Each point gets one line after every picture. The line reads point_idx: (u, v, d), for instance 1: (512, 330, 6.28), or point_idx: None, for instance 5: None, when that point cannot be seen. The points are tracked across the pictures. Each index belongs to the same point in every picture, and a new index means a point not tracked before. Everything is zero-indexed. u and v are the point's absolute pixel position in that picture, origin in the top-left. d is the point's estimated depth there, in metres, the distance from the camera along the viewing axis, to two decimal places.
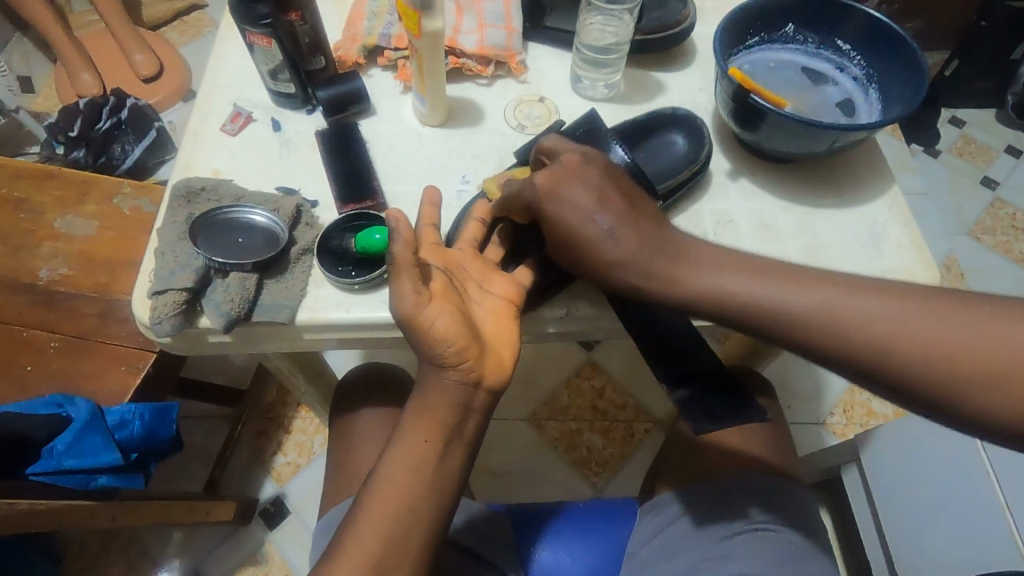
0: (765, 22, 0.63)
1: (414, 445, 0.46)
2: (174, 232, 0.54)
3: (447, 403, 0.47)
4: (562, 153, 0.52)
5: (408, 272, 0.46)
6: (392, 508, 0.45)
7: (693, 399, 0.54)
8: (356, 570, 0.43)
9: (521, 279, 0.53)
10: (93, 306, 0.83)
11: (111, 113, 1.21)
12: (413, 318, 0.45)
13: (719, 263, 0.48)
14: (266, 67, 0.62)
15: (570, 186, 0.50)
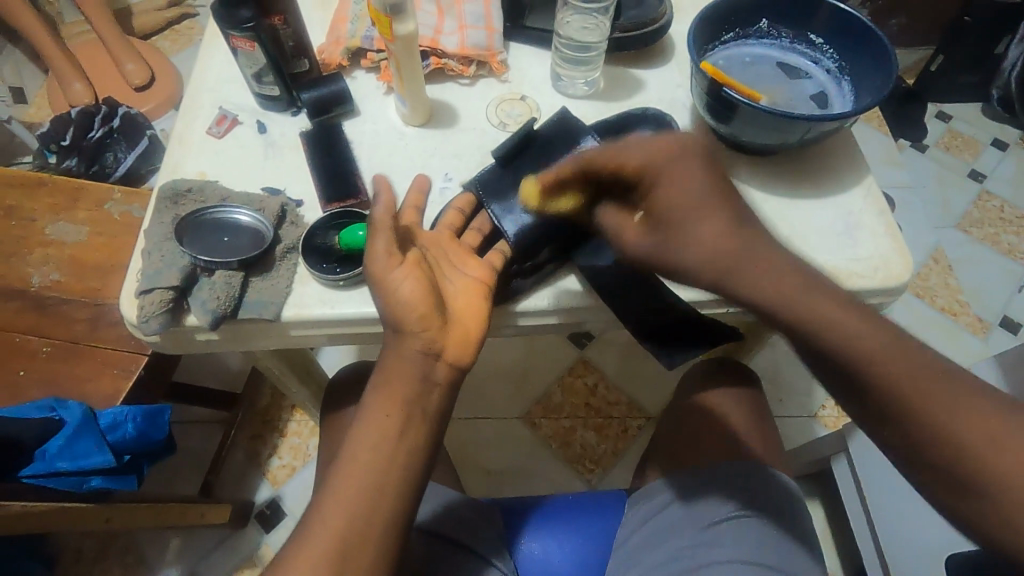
0: (738, 18, 0.64)
1: (377, 419, 0.47)
2: (161, 232, 0.55)
3: (408, 374, 0.47)
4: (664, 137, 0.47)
5: (384, 233, 0.49)
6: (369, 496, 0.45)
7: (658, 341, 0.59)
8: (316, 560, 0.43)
9: (492, 262, 0.53)
10: (85, 311, 0.84)
11: (104, 121, 1.23)
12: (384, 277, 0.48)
13: (836, 297, 0.43)
14: (250, 71, 0.63)
15: (671, 172, 0.46)
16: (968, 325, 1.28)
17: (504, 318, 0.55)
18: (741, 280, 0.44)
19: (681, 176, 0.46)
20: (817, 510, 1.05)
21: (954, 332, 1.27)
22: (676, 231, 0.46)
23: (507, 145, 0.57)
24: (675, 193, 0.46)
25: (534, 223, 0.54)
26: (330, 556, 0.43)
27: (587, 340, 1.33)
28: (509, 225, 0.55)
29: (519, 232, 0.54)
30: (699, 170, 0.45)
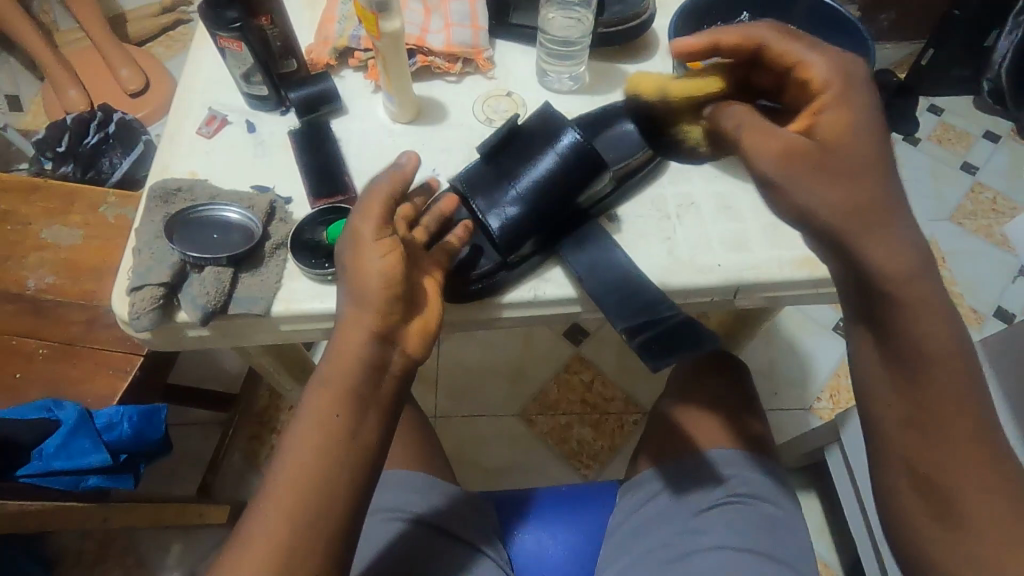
0: (720, 11, 0.65)
1: (324, 413, 0.45)
2: (152, 230, 0.56)
3: (357, 365, 0.45)
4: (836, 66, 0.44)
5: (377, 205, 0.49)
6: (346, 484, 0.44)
7: (650, 337, 0.53)
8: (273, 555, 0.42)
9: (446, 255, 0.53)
10: (80, 313, 0.85)
11: (99, 127, 1.24)
12: (363, 250, 0.47)
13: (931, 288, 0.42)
14: (239, 71, 0.64)
15: (851, 101, 0.43)
16: (960, 316, 1.29)
17: (487, 311, 0.56)
18: (874, 228, 0.40)
19: (858, 106, 0.43)
20: (812, 501, 1.06)
21: None
22: (853, 161, 0.41)
23: (497, 136, 0.55)
24: (838, 118, 0.42)
25: (520, 217, 0.53)
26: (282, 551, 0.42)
27: (583, 336, 1.33)
28: (494, 219, 0.53)
29: (506, 227, 0.53)
30: (873, 105, 0.43)
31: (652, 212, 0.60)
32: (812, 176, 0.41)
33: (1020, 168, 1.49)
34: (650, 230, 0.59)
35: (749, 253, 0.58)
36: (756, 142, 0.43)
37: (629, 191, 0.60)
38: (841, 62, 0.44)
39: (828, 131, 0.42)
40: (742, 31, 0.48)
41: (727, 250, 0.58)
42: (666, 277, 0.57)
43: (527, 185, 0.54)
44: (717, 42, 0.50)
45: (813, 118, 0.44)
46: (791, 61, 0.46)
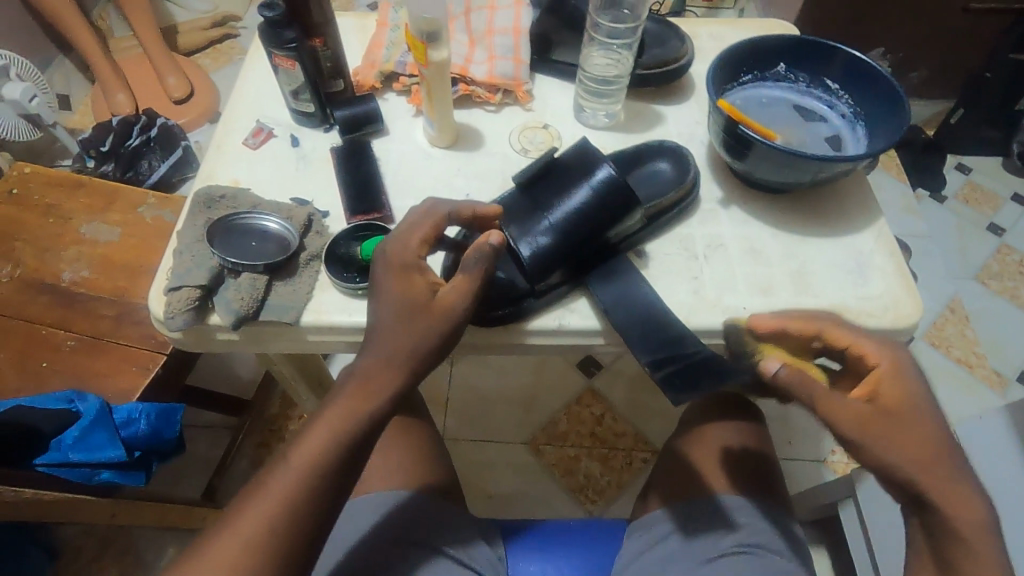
0: (757, 61, 0.67)
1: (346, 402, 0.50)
2: (194, 234, 0.57)
3: (384, 377, 0.51)
4: (881, 356, 0.48)
5: (418, 275, 0.52)
6: (327, 440, 0.48)
7: (677, 374, 0.54)
8: (267, 508, 0.46)
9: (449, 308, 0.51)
10: (110, 308, 0.87)
11: (142, 130, 1.28)
12: (447, 319, 0.51)
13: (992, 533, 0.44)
14: (288, 87, 0.66)
15: (900, 382, 0.47)
16: (983, 377, 1.26)
17: (513, 336, 0.56)
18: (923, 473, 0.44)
19: (911, 384, 0.47)
20: (822, 558, 1.03)
21: (971, 384, 1.25)
22: (914, 433, 0.45)
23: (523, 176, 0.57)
24: (895, 382, 0.46)
25: (551, 246, 0.54)
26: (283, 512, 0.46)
27: (597, 369, 1.33)
28: (525, 246, 0.54)
29: (537, 255, 0.54)
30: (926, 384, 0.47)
31: (681, 251, 0.61)
32: (888, 434, 0.45)
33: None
34: (676, 268, 0.60)
35: (773, 297, 0.58)
36: (834, 403, 0.45)
37: (659, 228, 0.61)
38: (890, 344, 0.49)
39: (890, 397, 0.46)
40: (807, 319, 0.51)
41: (751, 293, 0.59)
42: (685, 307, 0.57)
43: (562, 217, 0.54)
44: (786, 324, 0.51)
45: (873, 388, 0.47)
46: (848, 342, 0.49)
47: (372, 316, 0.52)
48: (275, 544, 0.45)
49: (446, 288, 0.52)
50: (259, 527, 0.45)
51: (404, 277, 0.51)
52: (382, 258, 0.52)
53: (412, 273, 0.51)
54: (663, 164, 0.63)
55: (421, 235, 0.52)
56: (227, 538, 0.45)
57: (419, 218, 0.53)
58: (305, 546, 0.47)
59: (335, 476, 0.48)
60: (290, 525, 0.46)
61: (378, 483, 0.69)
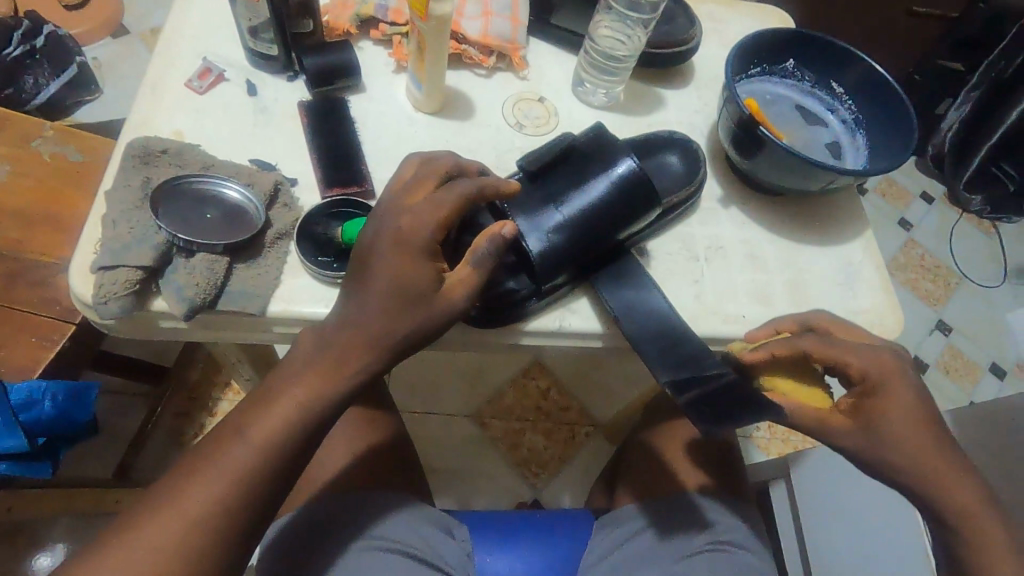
0: (768, 54, 0.64)
1: (313, 376, 0.46)
2: (129, 198, 0.47)
3: (360, 358, 0.46)
4: (873, 372, 0.47)
5: (422, 256, 0.45)
6: (289, 421, 0.45)
7: (702, 401, 0.48)
8: (222, 487, 0.43)
9: (450, 299, 0.46)
10: (0, 265, 0.72)
11: (24, 39, 1.04)
12: (448, 311, 0.46)
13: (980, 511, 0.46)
14: (247, 23, 0.57)
15: (895, 401, 0.47)
16: None
17: (508, 338, 0.53)
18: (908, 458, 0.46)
19: (894, 388, 0.47)
20: None
21: None
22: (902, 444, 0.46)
23: (526, 162, 0.53)
24: (889, 402, 0.47)
25: (561, 246, 0.50)
26: (240, 495, 0.43)
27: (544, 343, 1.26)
28: (535, 242, 0.50)
29: (548, 257, 0.49)
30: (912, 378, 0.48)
31: (680, 251, 0.58)
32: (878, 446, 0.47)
33: (951, 233, 1.40)
34: (677, 270, 0.58)
35: (773, 306, 0.58)
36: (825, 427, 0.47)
37: (662, 227, 0.59)
38: (876, 353, 0.48)
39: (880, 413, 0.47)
40: (790, 341, 0.49)
41: (749, 300, 0.57)
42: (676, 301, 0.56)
43: (576, 211, 0.50)
44: (772, 349, 0.50)
45: (861, 405, 0.48)
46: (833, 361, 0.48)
47: (356, 284, 0.46)
48: (216, 531, 0.42)
49: (453, 278, 0.46)
50: (201, 511, 0.42)
51: (411, 262, 0.45)
52: (391, 233, 0.45)
53: (419, 256, 0.45)
54: (673, 158, 0.60)
55: (440, 217, 0.46)
56: (172, 512, 0.42)
57: (440, 192, 0.46)
58: (252, 534, 0.44)
59: (290, 464, 0.45)
60: (239, 515, 0.43)
61: (337, 480, 0.63)
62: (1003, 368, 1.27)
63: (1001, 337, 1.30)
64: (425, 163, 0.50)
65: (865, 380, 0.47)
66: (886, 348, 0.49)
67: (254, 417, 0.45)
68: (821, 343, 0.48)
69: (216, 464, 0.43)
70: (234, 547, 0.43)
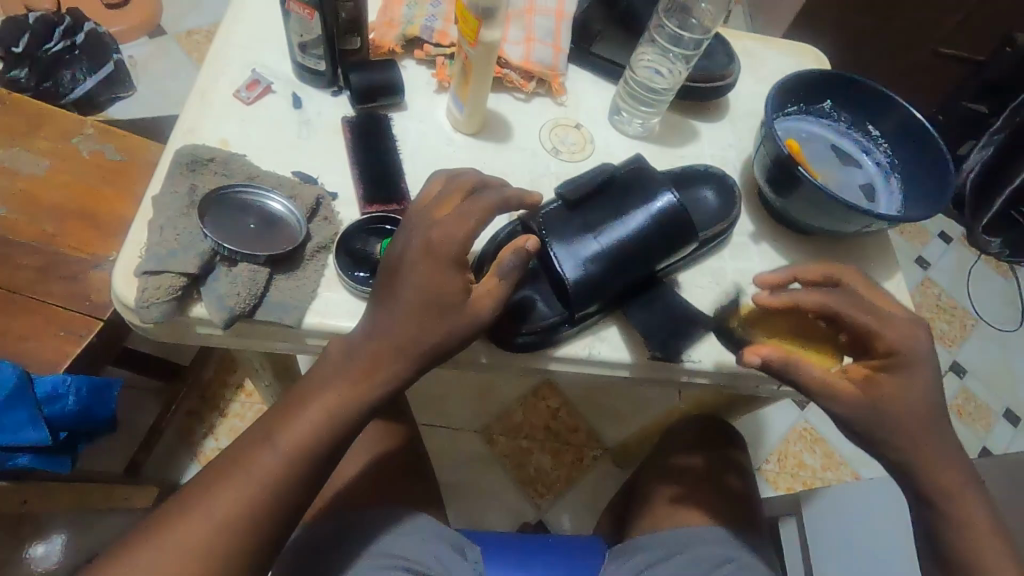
0: (806, 93, 0.65)
1: (340, 387, 0.46)
2: (176, 205, 0.48)
3: (388, 372, 0.46)
4: (898, 352, 0.48)
5: (450, 266, 0.45)
6: (315, 432, 0.45)
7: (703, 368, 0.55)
8: (246, 497, 0.43)
9: (477, 312, 0.46)
10: (33, 258, 0.73)
11: (65, 34, 1.06)
12: (474, 322, 0.46)
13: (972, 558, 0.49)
14: (298, 38, 0.57)
15: (908, 382, 0.48)
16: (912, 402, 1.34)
17: (535, 360, 0.53)
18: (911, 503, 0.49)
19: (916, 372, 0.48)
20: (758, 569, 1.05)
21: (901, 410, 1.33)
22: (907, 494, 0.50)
23: (564, 188, 0.53)
24: (898, 384, 0.48)
25: (596, 274, 0.50)
26: (262, 505, 0.43)
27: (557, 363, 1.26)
28: (570, 269, 0.50)
29: (581, 280, 0.50)
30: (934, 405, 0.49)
31: (709, 284, 0.59)
32: None
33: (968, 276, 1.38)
34: (707, 302, 0.58)
35: None
36: None
37: (694, 259, 0.59)
38: (910, 331, 0.49)
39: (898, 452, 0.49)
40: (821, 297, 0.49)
41: None
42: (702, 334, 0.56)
43: (612, 240, 0.51)
44: (799, 298, 0.50)
45: (870, 377, 0.49)
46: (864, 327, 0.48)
47: (385, 295, 0.46)
48: (238, 539, 0.42)
49: (481, 290, 0.47)
50: (225, 519, 0.42)
51: (440, 273, 0.45)
52: (420, 244, 0.45)
53: (449, 268, 0.45)
54: (706, 191, 0.60)
55: (469, 230, 0.45)
56: (197, 518, 0.42)
57: (467, 205, 0.46)
58: (270, 544, 0.44)
59: (314, 477, 0.45)
60: (259, 523, 0.43)
61: (353, 492, 0.63)
62: (1017, 415, 1.25)
63: (1017, 383, 1.28)
64: (450, 179, 0.49)
65: (886, 356, 0.48)
66: (913, 325, 0.49)
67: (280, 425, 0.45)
68: (852, 306, 0.49)
69: (241, 471, 0.43)
70: (254, 557, 0.43)
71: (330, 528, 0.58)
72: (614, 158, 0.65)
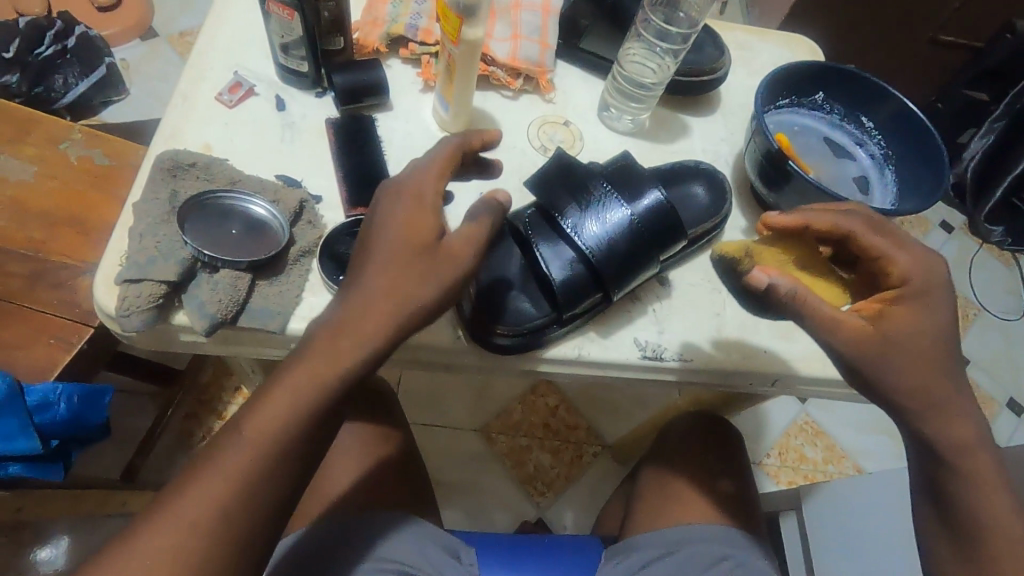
0: (798, 86, 0.64)
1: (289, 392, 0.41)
2: (156, 211, 0.48)
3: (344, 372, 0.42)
4: (912, 280, 0.43)
5: (424, 204, 0.44)
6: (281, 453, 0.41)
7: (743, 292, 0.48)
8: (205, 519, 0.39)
9: (457, 259, 0.44)
10: (22, 265, 0.73)
11: (56, 38, 1.05)
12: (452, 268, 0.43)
13: None
14: (279, 39, 0.56)
15: (924, 316, 0.43)
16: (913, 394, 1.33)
17: (524, 363, 0.52)
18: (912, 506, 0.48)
19: (932, 307, 0.43)
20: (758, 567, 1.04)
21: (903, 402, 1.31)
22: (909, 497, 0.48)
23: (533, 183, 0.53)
24: (914, 318, 0.43)
25: (579, 266, 0.51)
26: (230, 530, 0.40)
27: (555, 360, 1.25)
28: (556, 270, 0.51)
29: (566, 279, 0.50)
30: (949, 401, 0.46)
31: (698, 282, 0.58)
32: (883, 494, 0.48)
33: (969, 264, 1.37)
34: (699, 300, 0.57)
35: (791, 344, 0.56)
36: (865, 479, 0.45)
37: (685, 256, 0.58)
38: (927, 261, 0.44)
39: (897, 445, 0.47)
40: (836, 218, 0.45)
41: (772, 333, 0.57)
42: (688, 336, 0.55)
43: (592, 223, 0.51)
44: (812, 219, 0.45)
45: (881, 311, 0.44)
46: (876, 253, 0.44)
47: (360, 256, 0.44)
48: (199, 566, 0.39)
49: (455, 236, 0.44)
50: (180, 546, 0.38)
51: (417, 212, 0.44)
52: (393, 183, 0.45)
53: (426, 211, 0.44)
54: (699, 187, 0.60)
55: (439, 170, 0.45)
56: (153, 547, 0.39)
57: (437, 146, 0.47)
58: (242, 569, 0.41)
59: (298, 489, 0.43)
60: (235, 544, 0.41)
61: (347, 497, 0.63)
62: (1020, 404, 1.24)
63: (1019, 372, 1.27)
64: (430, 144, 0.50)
65: (902, 284, 0.43)
66: (930, 253, 0.45)
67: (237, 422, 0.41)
68: (869, 230, 0.44)
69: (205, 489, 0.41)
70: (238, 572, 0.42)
71: (322, 533, 0.58)
72: (603, 155, 0.64)
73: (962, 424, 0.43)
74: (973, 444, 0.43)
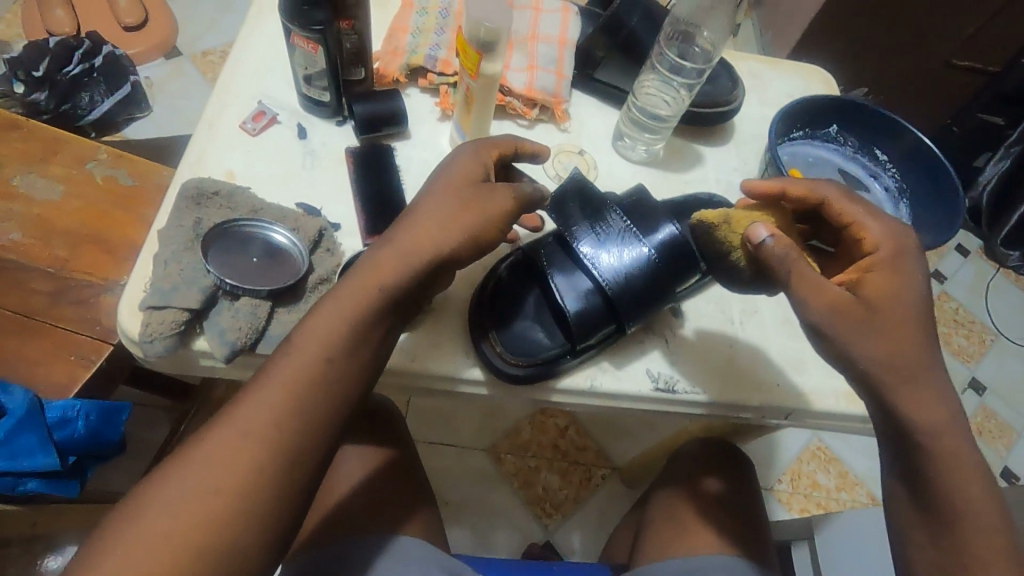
0: (812, 119, 0.64)
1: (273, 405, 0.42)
2: (180, 238, 0.49)
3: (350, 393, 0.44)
4: (881, 245, 0.45)
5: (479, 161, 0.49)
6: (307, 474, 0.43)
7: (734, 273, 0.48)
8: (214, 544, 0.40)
9: (492, 202, 0.47)
10: (47, 283, 0.74)
11: (83, 57, 1.09)
12: (483, 212, 0.47)
13: None
14: (303, 71, 0.57)
15: (901, 284, 0.43)
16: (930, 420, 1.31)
17: (537, 393, 0.53)
18: None
19: (905, 277, 0.44)
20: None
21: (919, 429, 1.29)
22: None
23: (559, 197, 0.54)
24: (888, 281, 0.43)
25: (593, 294, 0.51)
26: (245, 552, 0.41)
27: None
28: (570, 301, 0.51)
29: (580, 311, 0.51)
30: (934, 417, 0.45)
31: (713, 317, 0.58)
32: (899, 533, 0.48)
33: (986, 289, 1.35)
34: (711, 332, 0.57)
35: (804, 377, 0.56)
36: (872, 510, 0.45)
37: (701, 287, 0.58)
38: (896, 230, 0.46)
39: None
40: (812, 184, 0.48)
41: (785, 366, 0.56)
42: (700, 368, 0.55)
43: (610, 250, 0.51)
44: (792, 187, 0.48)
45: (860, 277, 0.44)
46: (852, 218, 0.46)
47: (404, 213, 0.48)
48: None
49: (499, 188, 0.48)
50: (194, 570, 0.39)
51: (472, 164, 0.49)
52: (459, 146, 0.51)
53: (479, 164, 0.49)
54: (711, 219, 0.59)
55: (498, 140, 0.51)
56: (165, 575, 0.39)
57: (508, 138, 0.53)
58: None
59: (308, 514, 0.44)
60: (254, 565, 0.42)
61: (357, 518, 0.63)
62: None
63: None
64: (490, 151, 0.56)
65: (873, 248, 0.45)
66: (897, 225, 0.47)
67: (249, 444, 0.41)
68: (844, 198, 0.47)
69: None
70: None
71: (333, 556, 0.58)
72: (616, 184, 0.65)
73: (978, 461, 0.42)
74: (989, 484, 0.43)
